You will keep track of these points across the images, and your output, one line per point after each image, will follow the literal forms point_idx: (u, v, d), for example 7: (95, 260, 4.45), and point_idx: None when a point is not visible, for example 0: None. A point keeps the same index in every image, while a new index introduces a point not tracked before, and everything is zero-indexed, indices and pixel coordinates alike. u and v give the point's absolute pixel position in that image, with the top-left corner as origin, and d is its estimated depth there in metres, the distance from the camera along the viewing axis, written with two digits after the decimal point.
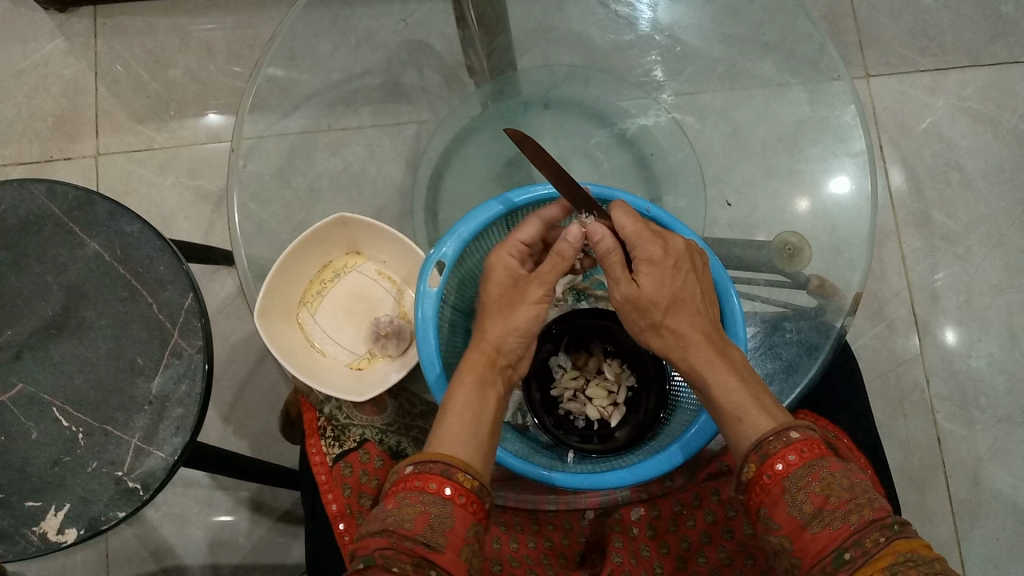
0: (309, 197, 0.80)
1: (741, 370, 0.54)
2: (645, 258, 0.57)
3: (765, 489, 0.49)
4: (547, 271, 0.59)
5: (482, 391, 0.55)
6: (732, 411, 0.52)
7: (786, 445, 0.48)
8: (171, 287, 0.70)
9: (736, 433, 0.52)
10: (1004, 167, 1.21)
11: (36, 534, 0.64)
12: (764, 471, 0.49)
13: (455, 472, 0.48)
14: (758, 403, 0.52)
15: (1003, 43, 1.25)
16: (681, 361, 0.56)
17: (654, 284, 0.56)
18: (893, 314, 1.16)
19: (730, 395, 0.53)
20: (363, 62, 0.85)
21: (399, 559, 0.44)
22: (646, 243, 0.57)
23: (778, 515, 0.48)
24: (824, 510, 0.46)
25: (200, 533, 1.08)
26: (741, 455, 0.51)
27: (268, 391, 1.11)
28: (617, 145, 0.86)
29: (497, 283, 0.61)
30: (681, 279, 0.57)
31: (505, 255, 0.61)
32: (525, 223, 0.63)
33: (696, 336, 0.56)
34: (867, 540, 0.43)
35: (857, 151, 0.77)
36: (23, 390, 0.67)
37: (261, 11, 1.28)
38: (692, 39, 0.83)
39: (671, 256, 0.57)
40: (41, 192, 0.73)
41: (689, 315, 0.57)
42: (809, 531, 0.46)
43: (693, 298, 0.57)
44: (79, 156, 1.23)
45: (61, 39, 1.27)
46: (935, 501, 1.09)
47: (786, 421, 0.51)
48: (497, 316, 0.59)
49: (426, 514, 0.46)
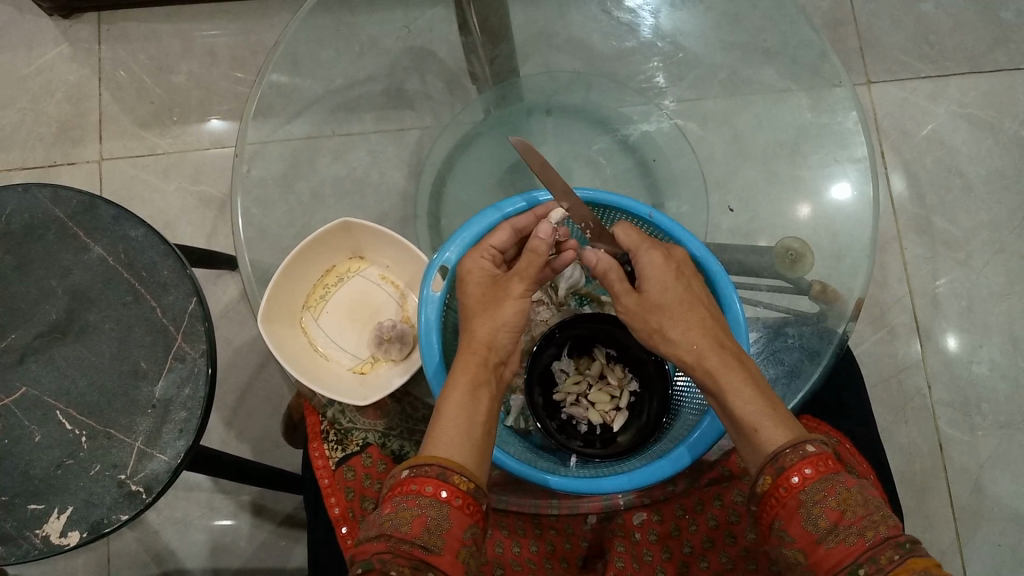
0: (312, 202, 0.81)
1: (757, 380, 0.54)
2: (649, 264, 0.60)
3: (781, 502, 0.49)
4: (524, 268, 0.60)
5: (475, 391, 0.55)
6: (748, 421, 0.52)
7: (803, 458, 0.48)
8: (174, 291, 0.70)
9: (752, 444, 0.51)
10: (1005, 174, 1.22)
11: (39, 537, 0.64)
12: (780, 484, 0.49)
13: (451, 475, 0.48)
14: (774, 413, 0.52)
15: (1004, 49, 1.26)
16: (695, 367, 0.56)
17: (659, 286, 0.59)
18: (895, 320, 1.16)
19: (747, 403, 0.52)
20: (366, 69, 0.86)
21: (397, 563, 0.44)
22: (646, 251, 0.60)
23: (793, 528, 0.48)
24: (839, 525, 0.46)
25: (201, 538, 1.08)
26: (757, 465, 0.50)
27: (271, 396, 1.11)
28: (620, 151, 0.87)
29: (476, 285, 0.62)
30: (686, 284, 0.59)
31: (481, 260, 0.62)
32: (497, 229, 0.63)
33: (706, 343, 0.56)
34: (881, 557, 0.43)
35: (858, 158, 0.77)
36: (27, 393, 0.68)
37: (266, 18, 1.28)
38: (692, 47, 0.83)
39: (673, 261, 0.60)
40: (46, 197, 0.73)
41: (697, 319, 0.58)
42: (823, 546, 0.46)
43: (701, 300, 0.59)
44: (82, 161, 1.23)
45: (66, 44, 1.28)
46: (938, 507, 1.09)
47: (801, 433, 0.51)
48: (484, 314, 0.60)
49: (422, 517, 0.46)
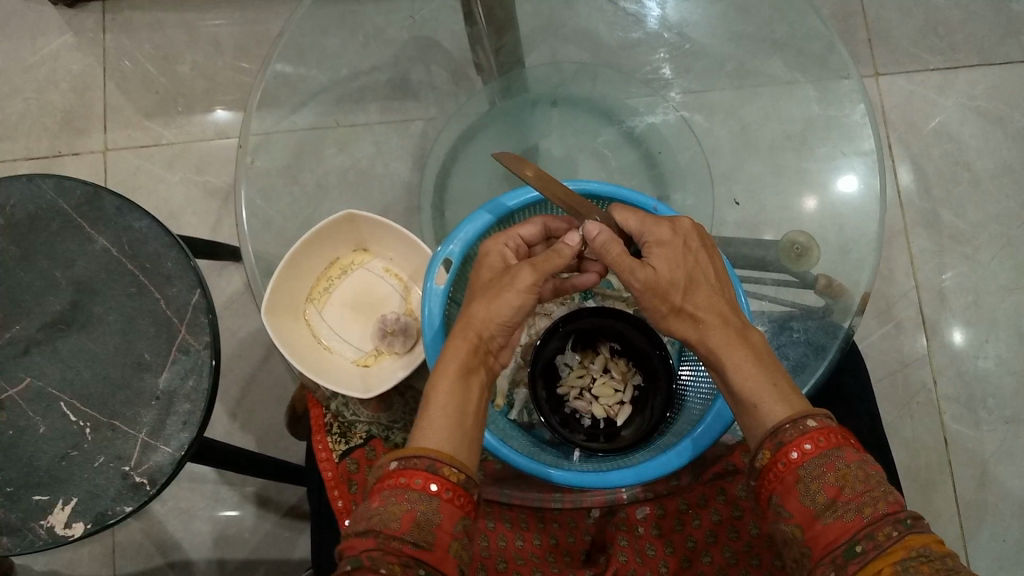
0: (315, 192, 0.80)
1: (762, 357, 0.54)
2: (656, 243, 0.57)
3: (779, 478, 0.49)
4: (541, 262, 0.57)
5: (466, 381, 0.54)
6: (748, 396, 0.52)
7: (803, 433, 0.48)
8: (178, 282, 0.70)
9: (753, 419, 0.52)
10: (1014, 167, 1.20)
11: (44, 528, 0.64)
12: (779, 459, 0.49)
13: (441, 467, 0.47)
14: (776, 388, 0.52)
15: (1015, 41, 1.24)
16: (699, 344, 0.56)
17: (669, 263, 0.56)
18: (901, 314, 1.15)
19: (747, 379, 0.52)
20: (371, 59, 0.85)
21: (386, 561, 0.44)
22: (652, 227, 0.58)
23: (790, 503, 0.48)
24: (837, 501, 0.46)
25: (206, 528, 1.09)
26: (757, 441, 0.50)
27: (276, 388, 1.12)
28: (625, 143, 0.86)
29: (490, 269, 0.60)
30: (694, 259, 0.57)
31: (504, 248, 0.61)
32: (527, 222, 0.63)
33: (713, 320, 0.55)
34: (879, 533, 0.44)
35: (866, 150, 0.76)
36: (31, 384, 0.68)
37: (270, 8, 1.28)
38: (701, 37, 0.83)
39: (680, 234, 0.58)
40: (50, 187, 0.73)
41: (705, 297, 0.56)
42: (821, 522, 0.46)
43: (708, 278, 0.57)
44: (86, 151, 1.23)
45: (70, 34, 1.28)
46: (942, 502, 1.08)
47: (802, 408, 0.50)
48: (482, 299, 0.57)
49: (412, 513, 0.46)
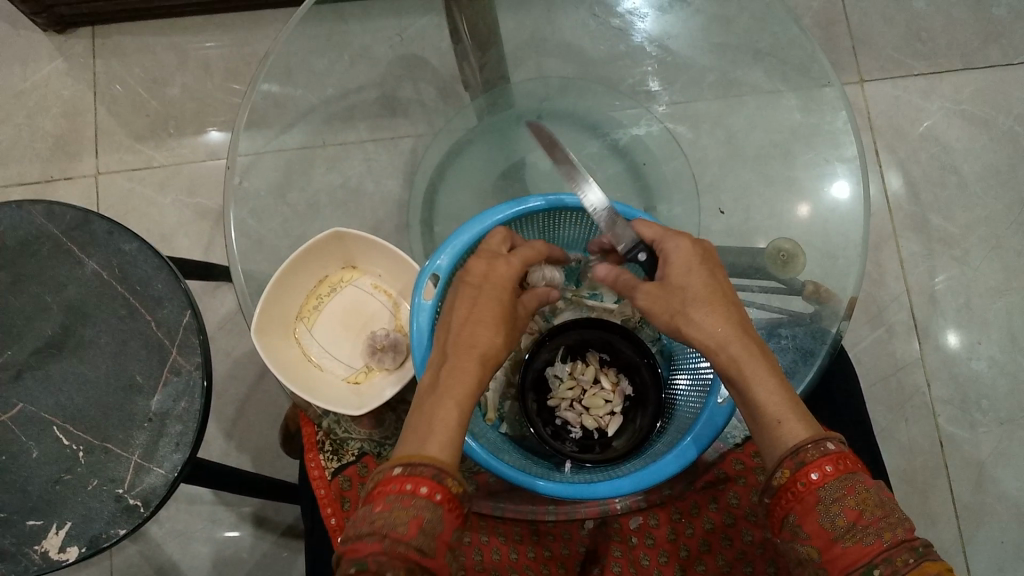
0: (307, 212, 0.80)
1: (778, 370, 0.53)
2: (675, 249, 0.58)
3: (798, 497, 0.48)
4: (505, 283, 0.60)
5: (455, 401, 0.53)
6: (769, 413, 0.51)
7: (824, 455, 0.48)
8: (169, 304, 0.70)
9: (772, 437, 0.51)
10: (1001, 169, 1.22)
11: (38, 553, 0.64)
12: (798, 479, 0.48)
13: (445, 478, 0.48)
14: (795, 407, 0.51)
15: (996, 45, 1.26)
16: (717, 352, 0.54)
17: (686, 271, 0.57)
18: (893, 318, 1.15)
19: (770, 394, 0.52)
20: (358, 79, 0.88)
21: (394, 564, 0.44)
22: (671, 239, 0.59)
23: (808, 524, 0.48)
24: (857, 524, 0.46)
25: (204, 549, 1.08)
26: (775, 460, 0.50)
27: (270, 406, 1.12)
28: (609, 155, 0.86)
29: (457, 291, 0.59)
30: (709, 268, 0.58)
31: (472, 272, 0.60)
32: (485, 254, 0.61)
33: (730, 328, 0.54)
34: (897, 559, 0.44)
35: (848, 157, 0.77)
36: (23, 409, 0.68)
37: (260, 30, 1.29)
38: (681, 49, 0.84)
39: (699, 246, 0.59)
40: (39, 213, 0.74)
41: (722, 305, 0.55)
42: (839, 545, 0.46)
43: (723, 287, 0.57)
44: (79, 175, 1.24)
45: (61, 60, 1.29)
46: (940, 505, 1.08)
47: (821, 429, 0.50)
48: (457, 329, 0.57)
49: (418, 519, 0.46)
